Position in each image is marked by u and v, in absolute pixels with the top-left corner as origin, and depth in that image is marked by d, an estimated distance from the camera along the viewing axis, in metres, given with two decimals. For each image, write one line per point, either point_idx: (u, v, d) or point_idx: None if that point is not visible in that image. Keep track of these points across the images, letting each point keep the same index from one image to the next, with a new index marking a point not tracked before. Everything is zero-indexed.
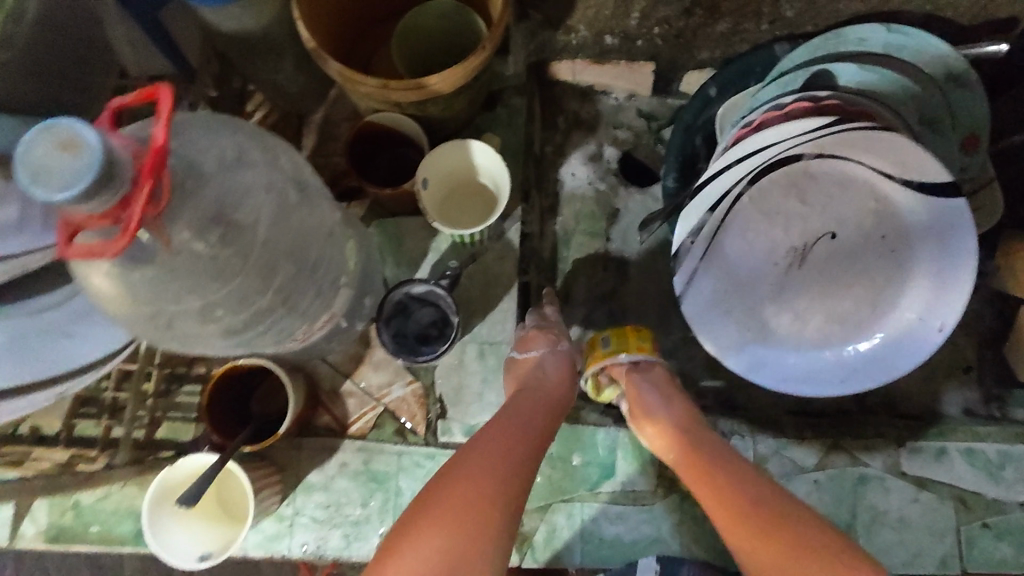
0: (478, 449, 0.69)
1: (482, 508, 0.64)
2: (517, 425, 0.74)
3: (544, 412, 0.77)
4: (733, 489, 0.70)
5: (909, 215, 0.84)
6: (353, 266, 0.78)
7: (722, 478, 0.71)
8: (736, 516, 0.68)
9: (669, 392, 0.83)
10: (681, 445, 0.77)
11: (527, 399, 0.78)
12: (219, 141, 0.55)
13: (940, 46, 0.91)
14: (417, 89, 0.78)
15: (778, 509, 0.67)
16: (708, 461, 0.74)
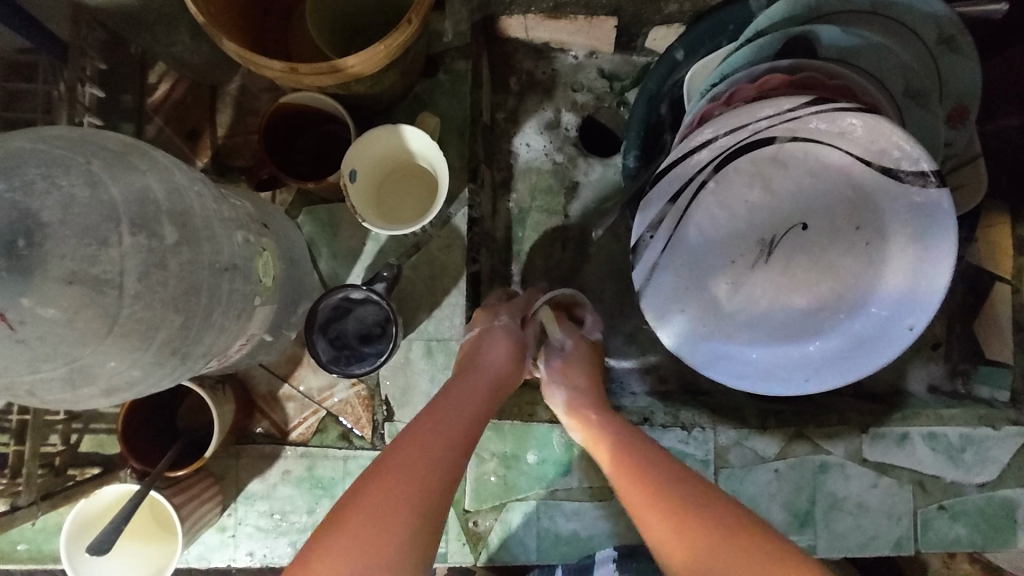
0: (407, 444, 0.55)
1: (408, 513, 0.50)
2: (456, 413, 0.60)
3: (484, 397, 0.64)
4: (656, 481, 0.59)
5: (885, 206, 0.77)
6: (271, 283, 0.69)
7: (640, 468, 0.61)
8: (657, 508, 0.56)
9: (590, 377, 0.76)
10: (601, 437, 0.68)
11: (467, 384, 0.65)
12: (63, 178, 0.46)
13: (934, 4, 0.81)
14: (332, 72, 0.68)
15: (697, 499, 0.56)
16: (627, 451, 0.64)
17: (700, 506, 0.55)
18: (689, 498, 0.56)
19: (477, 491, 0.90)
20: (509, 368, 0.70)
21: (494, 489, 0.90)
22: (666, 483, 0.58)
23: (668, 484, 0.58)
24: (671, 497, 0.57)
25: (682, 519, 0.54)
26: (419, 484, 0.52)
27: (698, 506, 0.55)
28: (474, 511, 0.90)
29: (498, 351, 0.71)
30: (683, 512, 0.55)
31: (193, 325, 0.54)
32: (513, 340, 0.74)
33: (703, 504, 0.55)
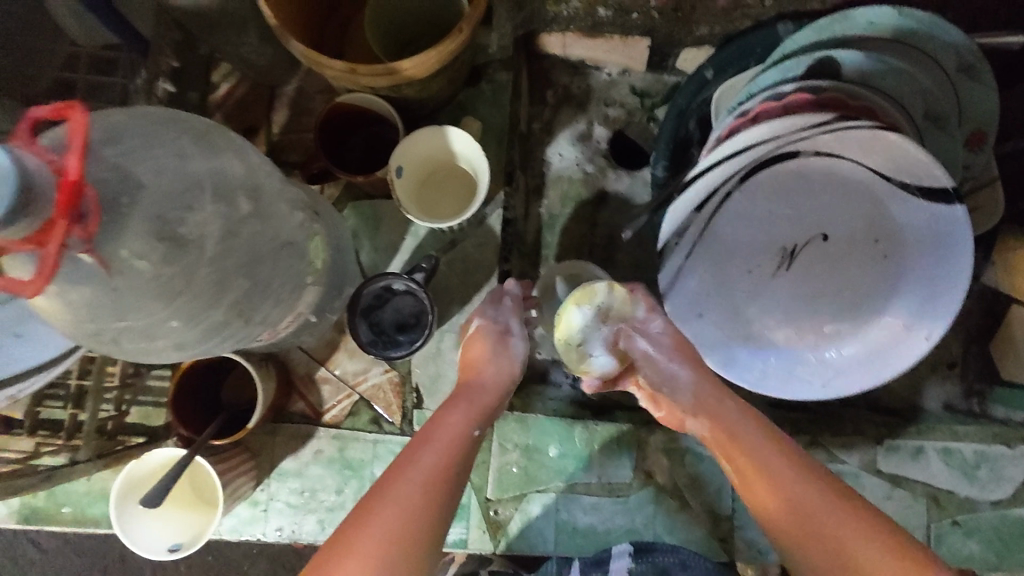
0: (403, 466, 0.56)
1: (401, 542, 0.51)
2: (445, 430, 0.61)
3: (480, 412, 0.65)
4: (809, 503, 0.56)
5: (904, 221, 0.81)
6: (320, 265, 0.74)
7: (784, 482, 0.57)
8: (794, 516, 0.56)
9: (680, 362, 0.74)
10: (720, 435, 0.63)
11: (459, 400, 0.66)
12: (160, 148, 0.51)
13: (952, 32, 0.86)
14: (388, 75, 0.74)
15: (860, 526, 0.54)
16: (769, 456, 0.59)
17: (864, 538, 0.53)
18: (807, 501, 0.56)
19: (499, 480, 0.93)
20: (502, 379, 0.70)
21: (515, 479, 0.93)
22: (822, 506, 0.55)
23: (822, 506, 0.55)
24: (829, 523, 0.54)
25: (841, 553, 0.53)
26: (412, 516, 0.53)
27: (861, 538, 0.53)
28: (495, 500, 0.93)
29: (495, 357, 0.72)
30: (843, 545, 0.53)
31: (256, 291, 0.59)
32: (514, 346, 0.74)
33: (853, 525, 0.54)
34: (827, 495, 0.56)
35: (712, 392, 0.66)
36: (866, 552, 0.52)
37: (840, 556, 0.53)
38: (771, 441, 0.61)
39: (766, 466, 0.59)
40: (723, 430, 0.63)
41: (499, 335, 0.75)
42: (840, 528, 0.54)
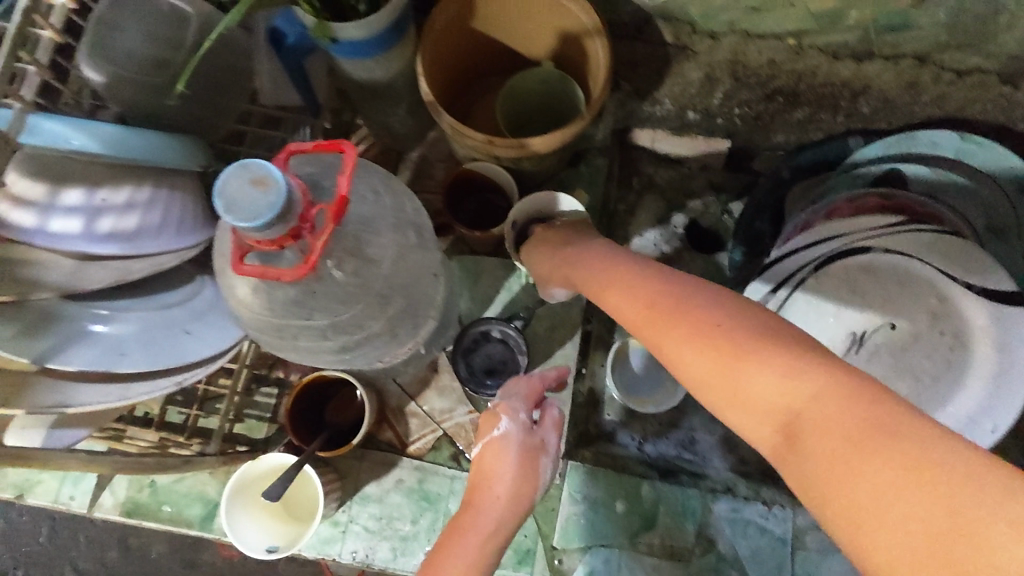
0: None
1: None
2: (460, 558, 0.63)
3: (496, 530, 0.68)
4: (795, 395, 0.46)
5: (970, 317, 0.86)
6: (440, 301, 0.84)
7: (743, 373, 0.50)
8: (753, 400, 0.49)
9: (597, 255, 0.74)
10: (689, 338, 0.54)
11: (467, 535, 0.66)
12: (361, 184, 0.63)
13: (1012, 158, 0.95)
14: (518, 148, 0.87)
15: (851, 407, 0.43)
16: (743, 370, 0.50)
17: (858, 422, 0.42)
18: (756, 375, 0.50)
19: (566, 529, 0.96)
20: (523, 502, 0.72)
21: (582, 530, 0.96)
22: (808, 400, 0.45)
23: (803, 400, 0.46)
24: (814, 414, 0.45)
25: (823, 446, 0.43)
26: None
27: (849, 425, 0.42)
28: (560, 550, 0.95)
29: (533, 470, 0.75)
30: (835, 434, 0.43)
31: (406, 311, 0.69)
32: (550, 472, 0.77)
33: (817, 383, 0.46)
34: (827, 383, 0.45)
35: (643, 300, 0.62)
36: (851, 437, 0.42)
37: (847, 455, 0.42)
38: (756, 337, 0.51)
39: (737, 370, 0.50)
40: (700, 335, 0.54)
41: (539, 459, 0.76)
42: (829, 420, 0.43)
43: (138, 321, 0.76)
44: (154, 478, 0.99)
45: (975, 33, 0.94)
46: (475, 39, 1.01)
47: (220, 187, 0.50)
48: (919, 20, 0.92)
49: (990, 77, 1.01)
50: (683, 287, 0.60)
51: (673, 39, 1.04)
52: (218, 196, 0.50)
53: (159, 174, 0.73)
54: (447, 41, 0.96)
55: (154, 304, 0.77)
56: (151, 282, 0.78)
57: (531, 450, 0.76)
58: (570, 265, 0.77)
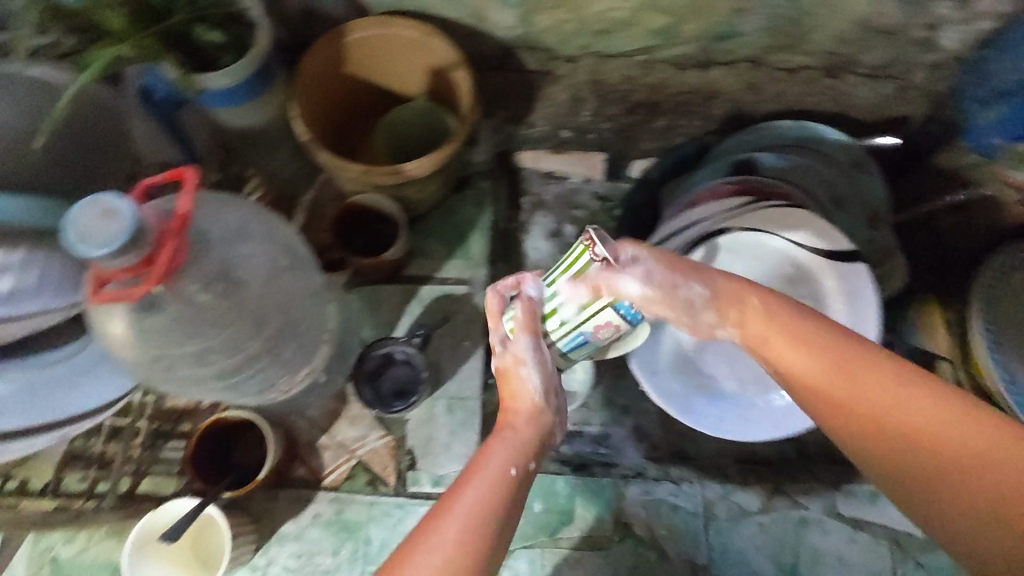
0: (441, 510, 0.59)
1: None
2: (486, 470, 0.63)
3: (525, 449, 0.67)
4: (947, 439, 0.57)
5: (819, 278, 0.95)
6: (334, 326, 0.86)
7: (850, 353, 0.62)
8: (854, 388, 0.61)
9: (689, 264, 0.69)
10: (821, 377, 0.63)
11: (499, 446, 0.67)
12: (225, 216, 0.66)
13: (843, 137, 1.06)
14: (396, 174, 0.92)
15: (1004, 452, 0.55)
16: (877, 368, 0.61)
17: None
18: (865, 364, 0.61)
19: None
20: (542, 412, 0.72)
21: None
22: (974, 440, 0.57)
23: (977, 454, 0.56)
24: (923, 395, 0.59)
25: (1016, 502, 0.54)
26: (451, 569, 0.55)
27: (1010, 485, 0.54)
28: None
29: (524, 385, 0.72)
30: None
31: (286, 332, 0.72)
32: (539, 380, 0.72)
33: (901, 384, 0.60)
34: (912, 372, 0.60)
35: (735, 286, 0.69)
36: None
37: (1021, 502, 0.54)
38: (875, 347, 0.62)
39: (851, 353, 0.62)
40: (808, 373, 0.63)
41: (523, 370, 0.72)
42: (939, 402, 0.58)
43: (17, 383, 0.75)
44: (56, 553, 0.93)
45: (792, 36, 1.04)
46: (346, 80, 1.05)
47: (72, 221, 0.52)
48: (744, 28, 1.03)
49: (817, 72, 1.12)
50: (742, 285, 0.69)
51: (536, 65, 1.13)
52: (69, 229, 0.52)
53: (40, 237, 0.70)
54: (317, 84, 1.00)
55: (35, 364, 0.76)
56: (29, 344, 0.75)
57: (517, 364, 0.72)
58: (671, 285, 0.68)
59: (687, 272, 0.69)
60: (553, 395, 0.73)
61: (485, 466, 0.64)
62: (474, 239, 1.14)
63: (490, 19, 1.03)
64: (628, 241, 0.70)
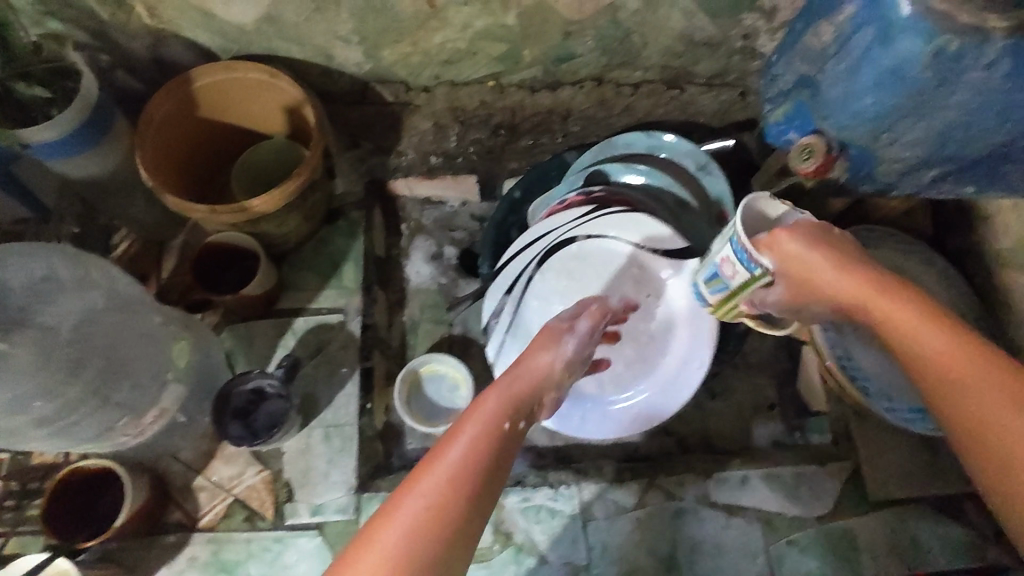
0: (448, 440, 0.64)
1: (435, 522, 0.56)
2: (483, 411, 0.68)
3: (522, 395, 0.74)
4: (1001, 421, 0.60)
5: (662, 277, 1.00)
6: (184, 364, 0.87)
7: (920, 337, 0.67)
8: (930, 363, 0.66)
9: (834, 252, 0.75)
10: (884, 321, 0.70)
11: (495, 391, 0.72)
12: (31, 264, 0.68)
13: (686, 145, 1.12)
14: (242, 212, 0.94)
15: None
16: (918, 336, 0.67)
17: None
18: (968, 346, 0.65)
19: None
20: (551, 373, 0.79)
21: None
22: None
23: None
24: (965, 369, 0.63)
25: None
26: (453, 494, 0.59)
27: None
28: None
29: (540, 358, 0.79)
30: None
31: (110, 372, 0.75)
32: (565, 350, 0.82)
33: (981, 364, 0.63)
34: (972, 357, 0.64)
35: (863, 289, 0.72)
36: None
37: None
38: (931, 324, 0.67)
39: (908, 329, 0.68)
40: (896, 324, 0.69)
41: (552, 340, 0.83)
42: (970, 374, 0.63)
43: None
44: None
45: (626, 54, 1.10)
46: (207, 123, 1.08)
47: None
48: (578, 49, 1.08)
49: (658, 85, 1.20)
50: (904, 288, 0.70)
51: (393, 98, 1.17)
52: None
53: None
54: (169, 130, 1.02)
55: None
56: None
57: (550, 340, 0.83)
58: (836, 276, 0.74)
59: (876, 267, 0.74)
60: (566, 368, 0.81)
61: (490, 406, 0.69)
62: (346, 268, 1.16)
63: (338, 57, 1.07)
64: (782, 230, 0.75)
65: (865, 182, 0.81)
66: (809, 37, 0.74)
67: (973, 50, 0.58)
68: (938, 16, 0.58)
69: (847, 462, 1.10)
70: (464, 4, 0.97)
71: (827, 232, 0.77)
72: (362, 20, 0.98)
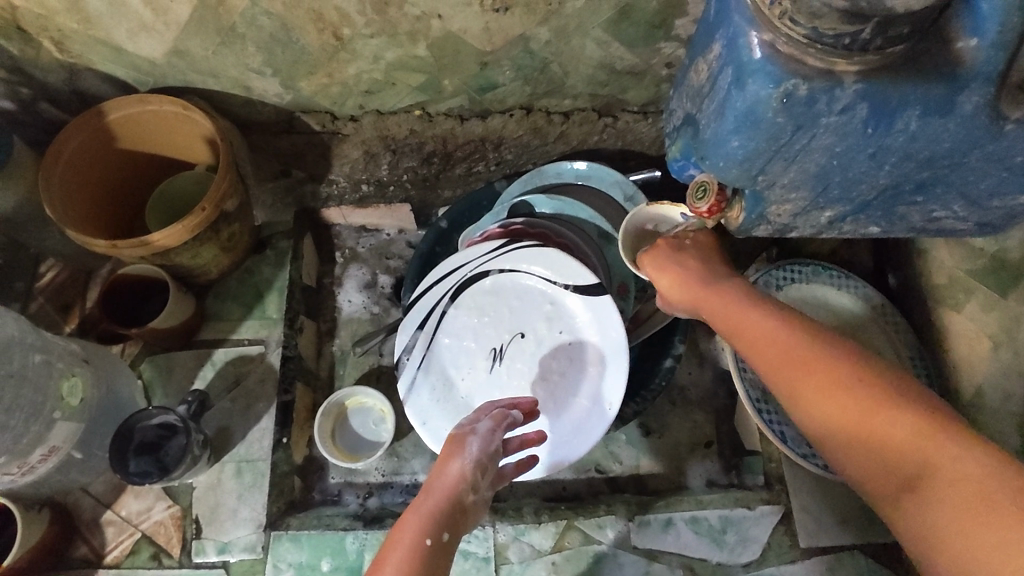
0: None
1: None
2: (400, 543, 0.61)
3: (443, 506, 0.67)
4: (809, 376, 0.59)
5: (574, 313, 0.98)
6: (73, 402, 0.87)
7: (761, 324, 0.65)
8: (769, 345, 0.63)
9: (698, 262, 0.80)
10: (721, 309, 0.71)
11: (410, 512, 0.66)
12: None
13: (612, 175, 1.11)
14: (143, 246, 0.94)
15: (909, 423, 0.53)
16: (758, 322, 0.66)
17: (915, 437, 0.52)
18: (798, 325, 0.63)
19: None
20: (470, 476, 0.71)
21: None
22: (829, 386, 0.57)
23: (894, 416, 0.53)
24: (797, 349, 0.61)
25: (893, 447, 0.53)
26: None
27: (923, 439, 0.51)
28: None
29: (454, 462, 0.72)
30: (922, 452, 0.51)
31: None
32: (478, 449, 0.74)
33: (817, 342, 0.61)
34: (804, 337, 0.62)
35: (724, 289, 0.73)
36: (965, 485, 0.48)
37: (911, 462, 0.51)
38: (770, 312, 0.66)
39: (754, 322, 0.66)
40: (730, 313, 0.70)
41: (464, 440, 0.75)
42: (804, 352, 0.60)
43: None
44: None
45: (550, 82, 1.09)
46: (130, 154, 1.09)
47: None
48: (499, 79, 1.07)
49: (590, 112, 1.17)
50: (749, 292, 0.71)
51: (320, 127, 1.15)
52: None
53: None
54: (84, 163, 1.03)
55: None
56: None
57: (459, 441, 0.75)
58: (688, 280, 0.78)
59: (721, 271, 0.78)
60: (484, 468, 0.73)
61: (405, 533, 0.63)
62: (270, 298, 1.15)
63: (257, 89, 1.06)
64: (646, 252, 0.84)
65: (761, 223, 0.78)
66: (692, 75, 0.72)
67: (824, 94, 0.57)
68: (785, 60, 0.56)
69: (779, 507, 1.03)
70: (370, 37, 0.96)
71: (684, 240, 0.85)
72: (271, 53, 0.98)
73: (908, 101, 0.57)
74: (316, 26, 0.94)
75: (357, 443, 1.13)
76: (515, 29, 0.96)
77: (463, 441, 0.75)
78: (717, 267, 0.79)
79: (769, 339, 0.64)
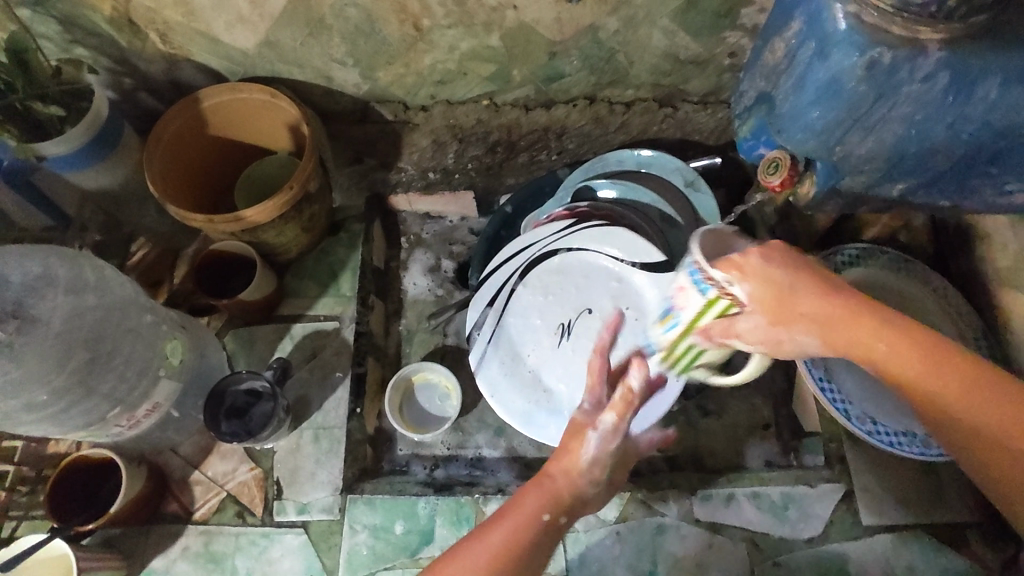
0: (474, 543, 0.63)
1: None
2: (518, 510, 0.66)
3: (557, 490, 0.68)
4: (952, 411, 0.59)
5: (640, 290, 1.03)
6: (176, 362, 0.94)
7: (885, 350, 0.60)
8: (902, 373, 0.60)
9: (802, 267, 0.64)
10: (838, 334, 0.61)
11: (534, 484, 0.69)
12: (29, 265, 0.77)
13: (674, 163, 1.14)
14: (237, 221, 1.01)
15: None
16: (882, 346, 0.60)
17: None
18: (930, 352, 0.59)
19: (350, 560, 1.00)
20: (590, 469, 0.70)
21: (365, 559, 1.00)
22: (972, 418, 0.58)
23: None
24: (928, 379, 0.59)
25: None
26: None
27: None
28: None
29: (578, 446, 0.70)
30: None
31: (96, 364, 0.83)
32: (600, 441, 0.70)
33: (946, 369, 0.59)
34: (932, 365, 0.59)
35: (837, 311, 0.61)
36: None
37: None
38: (891, 334, 0.60)
39: (872, 346, 0.60)
40: (843, 330, 0.61)
41: (589, 426, 0.71)
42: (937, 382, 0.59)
43: None
44: None
45: (614, 72, 1.13)
46: (221, 142, 1.17)
47: None
48: (565, 68, 1.11)
49: (651, 103, 1.21)
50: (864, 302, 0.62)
51: (392, 116, 1.22)
52: None
53: None
54: (182, 147, 1.11)
55: None
56: None
57: (589, 423, 0.71)
58: (791, 298, 0.63)
59: (821, 267, 0.65)
60: (603, 463, 0.71)
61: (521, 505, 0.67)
62: (343, 277, 1.22)
63: (337, 79, 1.13)
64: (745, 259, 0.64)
65: (833, 196, 0.81)
66: (767, 54, 0.76)
67: (906, 63, 0.60)
68: (869, 31, 0.60)
69: (840, 485, 1.05)
70: (447, 28, 1.02)
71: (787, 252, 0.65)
72: (353, 43, 1.05)
73: (990, 69, 0.61)
74: (398, 17, 1.00)
75: (424, 419, 1.16)
76: (584, 19, 1.01)
77: (595, 423, 0.71)
78: (813, 270, 0.64)
79: (901, 368, 0.60)
